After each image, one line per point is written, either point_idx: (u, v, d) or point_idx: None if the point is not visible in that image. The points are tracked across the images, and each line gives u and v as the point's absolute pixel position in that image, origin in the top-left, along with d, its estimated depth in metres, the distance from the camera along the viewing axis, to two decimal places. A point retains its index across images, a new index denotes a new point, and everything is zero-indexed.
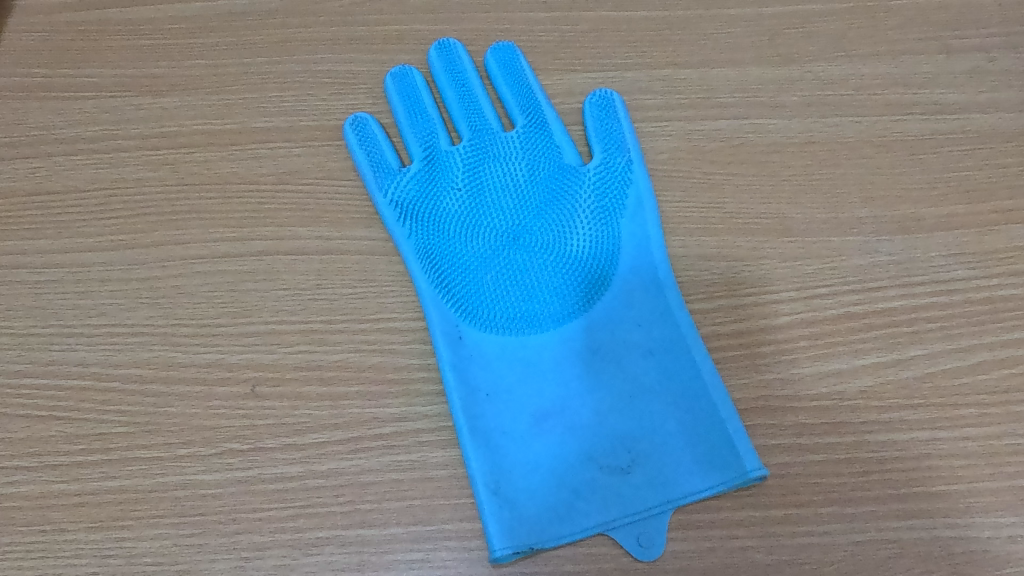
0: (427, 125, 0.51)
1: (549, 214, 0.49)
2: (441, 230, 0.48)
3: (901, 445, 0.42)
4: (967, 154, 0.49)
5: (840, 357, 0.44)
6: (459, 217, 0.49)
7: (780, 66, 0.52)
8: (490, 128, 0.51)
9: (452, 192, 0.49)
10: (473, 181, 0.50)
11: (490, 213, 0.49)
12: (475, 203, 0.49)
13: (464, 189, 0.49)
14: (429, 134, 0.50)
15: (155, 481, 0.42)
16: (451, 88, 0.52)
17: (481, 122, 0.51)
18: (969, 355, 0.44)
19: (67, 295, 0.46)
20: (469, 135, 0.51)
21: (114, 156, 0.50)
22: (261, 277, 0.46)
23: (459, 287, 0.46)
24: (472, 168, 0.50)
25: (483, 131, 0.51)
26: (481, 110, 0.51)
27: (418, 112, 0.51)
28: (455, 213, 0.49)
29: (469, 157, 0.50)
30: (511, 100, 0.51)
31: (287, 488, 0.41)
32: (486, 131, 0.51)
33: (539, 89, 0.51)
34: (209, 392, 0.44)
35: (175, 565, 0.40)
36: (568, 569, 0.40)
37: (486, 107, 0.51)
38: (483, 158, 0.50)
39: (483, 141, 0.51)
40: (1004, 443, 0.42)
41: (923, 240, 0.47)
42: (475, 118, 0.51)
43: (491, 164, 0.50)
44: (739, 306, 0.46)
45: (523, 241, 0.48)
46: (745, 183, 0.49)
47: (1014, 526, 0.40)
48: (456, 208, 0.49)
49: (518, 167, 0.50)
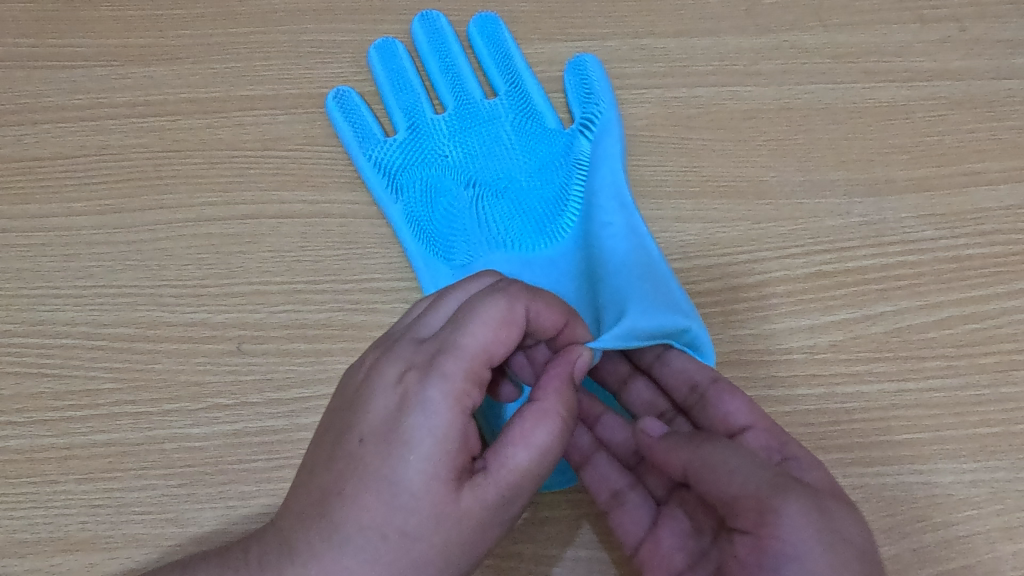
0: (414, 99, 0.52)
1: (532, 182, 0.50)
2: (431, 200, 0.49)
3: (869, 397, 0.43)
4: (937, 120, 0.50)
5: (811, 314, 0.45)
6: (447, 187, 0.50)
7: (759, 35, 0.52)
8: (474, 100, 0.52)
9: (439, 162, 0.50)
10: (461, 152, 0.51)
11: (477, 182, 0.50)
12: (462, 172, 0.50)
13: (451, 160, 0.50)
14: (415, 107, 0.51)
15: (144, 435, 0.43)
16: (435, 62, 0.52)
17: (465, 94, 0.52)
18: (937, 311, 0.45)
19: (55, 257, 0.47)
20: (454, 107, 0.52)
21: (101, 123, 0.50)
22: (246, 240, 0.47)
23: (447, 255, 0.48)
24: (458, 140, 0.51)
25: (468, 103, 0.52)
26: (466, 82, 0.52)
27: (404, 86, 0.52)
28: (444, 185, 0.50)
29: (454, 128, 0.51)
30: (494, 71, 0.52)
31: (273, 440, 0.42)
32: (471, 104, 0.52)
33: (522, 60, 0.52)
34: (196, 349, 0.44)
35: (164, 514, 0.41)
36: (546, 514, 0.42)
37: (472, 78, 0.52)
38: (469, 130, 0.51)
39: (469, 114, 0.51)
40: (967, 393, 0.43)
41: (894, 202, 0.48)
42: (460, 91, 0.52)
43: (477, 136, 0.51)
44: (714, 266, 0.47)
45: (509, 209, 0.49)
46: (721, 148, 0.50)
47: (975, 471, 0.42)
48: (442, 178, 0.50)
49: (504, 138, 0.51)
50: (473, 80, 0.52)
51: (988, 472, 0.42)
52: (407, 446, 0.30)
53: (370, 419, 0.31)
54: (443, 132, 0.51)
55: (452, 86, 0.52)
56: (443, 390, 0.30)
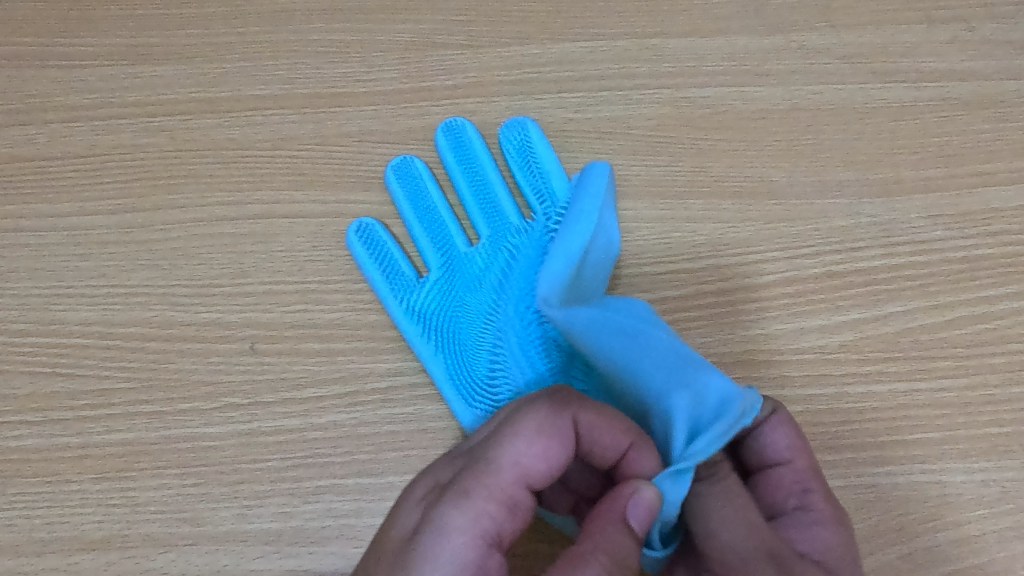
0: (445, 215, 0.48)
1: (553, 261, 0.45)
2: (449, 328, 0.45)
3: (880, 396, 0.44)
4: (946, 121, 0.50)
5: (822, 314, 0.46)
6: (472, 305, 0.45)
7: (768, 36, 0.52)
8: (504, 198, 0.47)
9: (466, 292, 0.46)
10: (489, 261, 0.46)
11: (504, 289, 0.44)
12: (489, 282, 0.45)
13: (478, 283, 0.45)
14: (446, 219, 0.47)
15: (159, 434, 0.43)
16: (461, 160, 0.48)
17: (497, 203, 0.47)
18: (947, 311, 0.45)
19: (69, 257, 0.47)
20: (485, 217, 0.47)
21: (112, 123, 0.50)
22: (259, 240, 0.47)
23: (469, 367, 0.43)
24: (489, 252, 0.46)
25: (499, 209, 0.47)
26: (496, 195, 0.47)
27: (432, 199, 0.48)
28: (468, 294, 0.45)
29: (486, 248, 0.46)
30: (523, 186, 0.47)
31: (287, 439, 0.42)
32: (502, 212, 0.47)
33: (551, 174, 0.47)
34: (209, 349, 0.45)
35: (179, 513, 0.41)
36: None
37: (500, 189, 0.47)
38: (498, 238, 0.46)
39: (500, 216, 0.47)
40: (977, 393, 0.44)
41: (903, 203, 0.48)
42: (492, 215, 0.47)
43: (504, 250, 0.46)
44: (725, 266, 0.47)
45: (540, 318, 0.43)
46: (731, 148, 0.50)
47: (985, 470, 0.42)
48: (466, 313, 0.45)
49: (534, 236, 0.45)
50: (506, 191, 0.47)
51: (998, 471, 0.42)
52: (426, 562, 0.30)
53: (394, 534, 0.31)
54: (473, 249, 0.46)
55: (481, 197, 0.48)
56: (470, 508, 0.30)
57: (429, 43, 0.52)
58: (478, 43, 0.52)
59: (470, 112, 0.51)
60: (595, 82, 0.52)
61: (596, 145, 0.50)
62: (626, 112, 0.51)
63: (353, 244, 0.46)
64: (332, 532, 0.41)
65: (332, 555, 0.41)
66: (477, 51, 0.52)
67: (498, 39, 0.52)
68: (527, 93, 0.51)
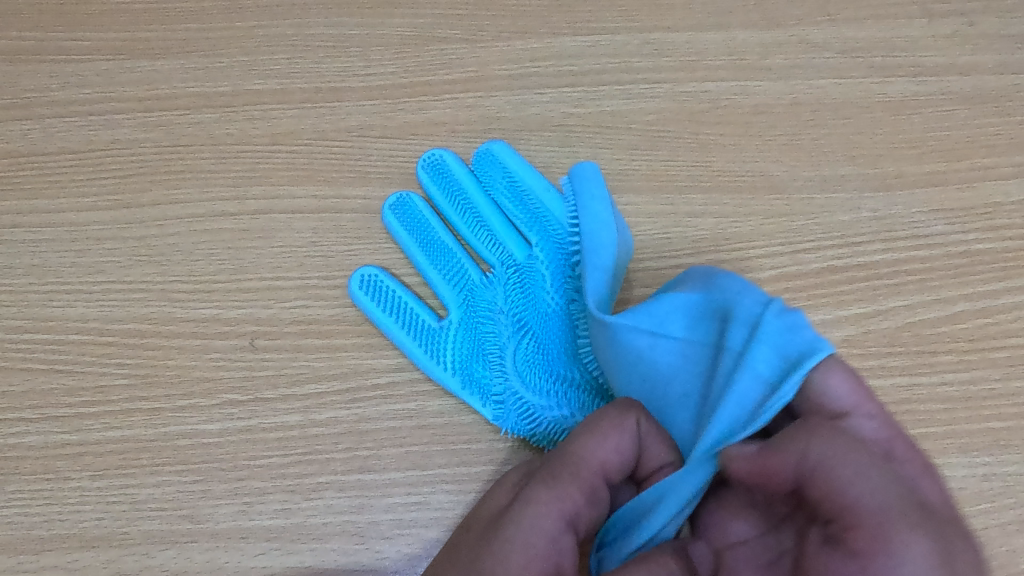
0: (448, 255, 0.46)
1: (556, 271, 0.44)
2: (478, 371, 0.43)
3: (882, 392, 0.44)
4: (947, 115, 0.50)
5: (822, 309, 0.45)
6: (497, 343, 0.43)
7: (767, 30, 0.52)
8: (502, 228, 0.46)
9: (488, 331, 0.44)
10: (500, 295, 0.44)
11: (524, 323, 0.44)
12: (508, 317, 0.44)
13: (497, 321, 0.44)
14: (449, 258, 0.46)
15: (158, 431, 0.43)
16: (452, 199, 0.47)
17: (497, 236, 0.46)
18: (948, 306, 0.45)
19: (66, 254, 0.47)
20: (489, 250, 0.46)
21: (109, 118, 0.50)
22: (258, 235, 0.47)
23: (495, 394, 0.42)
24: (499, 286, 0.45)
25: (500, 241, 0.46)
26: (494, 229, 0.46)
27: (430, 238, 0.46)
28: (489, 333, 0.44)
29: (493, 283, 0.45)
30: (517, 211, 0.46)
31: (287, 436, 0.42)
32: (503, 244, 0.45)
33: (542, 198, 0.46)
34: (208, 345, 0.44)
35: (179, 510, 0.41)
36: None
37: (495, 221, 0.46)
38: (505, 272, 0.45)
39: (502, 248, 0.45)
40: (979, 387, 0.44)
41: (904, 197, 0.48)
42: (493, 247, 0.46)
43: (515, 282, 0.44)
44: (723, 261, 0.47)
45: (566, 348, 0.43)
46: (732, 143, 0.50)
47: (988, 465, 0.42)
48: (494, 353, 0.43)
49: (541, 263, 0.44)
50: (503, 222, 0.46)
51: (1001, 466, 0.42)
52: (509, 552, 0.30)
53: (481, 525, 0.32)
54: (483, 287, 0.45)
55: (479, 233, 0.46)
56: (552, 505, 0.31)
57: (428, 37, 0.52)
58: (477, 38, 0.51)
59: (470, 106, 0.50)
60: (595, 77, 0.51)
61: (596, 139, 0.50)
62: (626, 106, 0.51)
63: (364, 300, 0.44)
64: (332, 528, 0.41)
65: (333, 552, 0.40)
66: (476, 45, 0.51)
67: (497, 34, 0.52)
68: (526, 88, 0.51)
